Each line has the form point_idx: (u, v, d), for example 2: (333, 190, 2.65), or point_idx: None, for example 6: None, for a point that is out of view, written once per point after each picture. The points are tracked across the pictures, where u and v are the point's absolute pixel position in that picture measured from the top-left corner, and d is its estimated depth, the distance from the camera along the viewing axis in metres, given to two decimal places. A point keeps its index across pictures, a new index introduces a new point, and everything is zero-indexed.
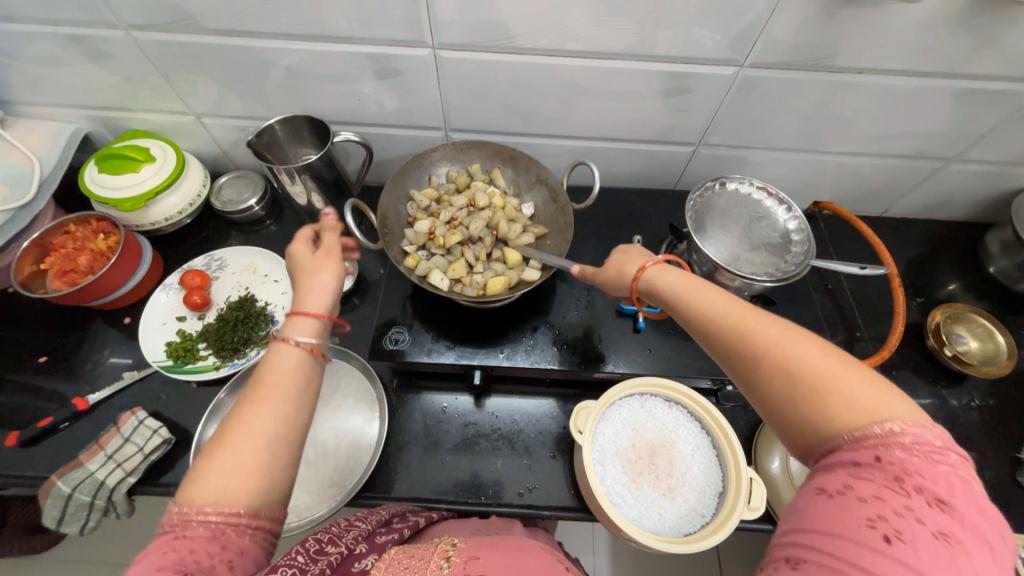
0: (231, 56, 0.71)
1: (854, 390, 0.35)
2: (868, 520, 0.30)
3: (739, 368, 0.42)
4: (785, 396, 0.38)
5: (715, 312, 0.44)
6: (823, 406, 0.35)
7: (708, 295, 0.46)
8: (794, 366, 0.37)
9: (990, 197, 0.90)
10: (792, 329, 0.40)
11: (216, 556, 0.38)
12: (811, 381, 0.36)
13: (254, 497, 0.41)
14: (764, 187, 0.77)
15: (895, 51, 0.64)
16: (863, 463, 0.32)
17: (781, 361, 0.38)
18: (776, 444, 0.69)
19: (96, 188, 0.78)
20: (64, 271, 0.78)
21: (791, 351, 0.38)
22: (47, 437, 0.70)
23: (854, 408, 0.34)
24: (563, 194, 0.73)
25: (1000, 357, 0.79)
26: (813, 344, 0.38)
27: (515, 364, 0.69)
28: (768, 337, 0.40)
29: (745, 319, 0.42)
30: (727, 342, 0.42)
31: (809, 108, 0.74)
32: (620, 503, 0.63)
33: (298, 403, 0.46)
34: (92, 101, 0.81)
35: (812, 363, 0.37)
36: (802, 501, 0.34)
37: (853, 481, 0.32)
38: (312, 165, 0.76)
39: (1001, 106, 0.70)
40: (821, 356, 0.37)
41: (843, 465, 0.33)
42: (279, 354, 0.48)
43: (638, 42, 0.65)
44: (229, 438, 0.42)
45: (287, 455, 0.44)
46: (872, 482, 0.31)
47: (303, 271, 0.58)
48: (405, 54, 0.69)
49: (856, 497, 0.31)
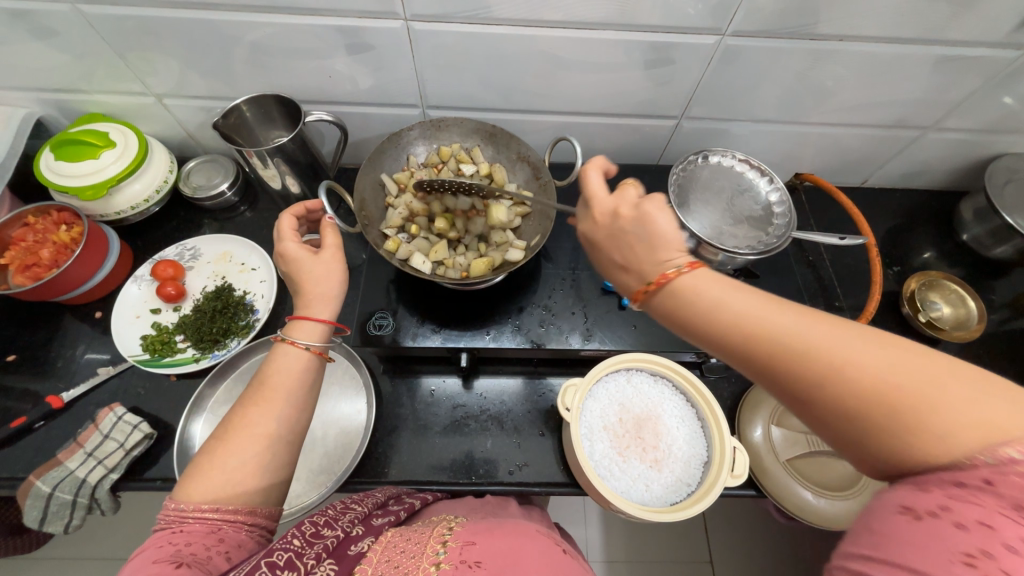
0: (190, 31, 0.67)
1: (956, 415, 0.29)
2: (965, 556, 0.25)
3: (800, 395, 0.35)
4: (867, 431, 0.32)
5: (758, 328, 0.36)
6: (919, 443, 0.30)
7: (744, 303, 0.38)
8: (874, 396, 0.31)
9: (965, 165, 0.91)
10: (858, 340, 0.33)
11: (211, 548, 0.40)
12: (896, 411, 0.31)
13: (252, 496, 0.45)
14: (745, 159, 0.77)
15: (876, 17, 0.63)
16: (969, 485, 0.27)
17: (857, 391, 0.32)
18: (758, 414, 0.71)
19: (53, 177, 0.74)
20: (26, 265, 0.74)
21: (866, 373, 0.32)
22: (22, 437, 0.68)
23: (958, 433, 0.28)
24: (546, 171, 0.70)
25: (970, 322, 0.82)
26: (889, 357, 0.32)
27: (502, 345, 0.69)
28: (832, 357, 0.33)
29: (796, 336, 0.35)
30: (779, 367, 0.35)
31: (791, 77, 0.73)
32: (609, 477, 0.64)
33: (299, 409, 0.50)
34: (41, 83, 0.76)
35: (887, 383, 0.31)
36: (879, 520, 0.29)
37: (952, 503, 0.27)
38: (284, 147, 0.73)
39: (979, 73, 0.70)
40: (904, 371, 0.31)
41: (941, 485, 0.28)
42: (286, 357, 0.52)
43: (617, 11, 0.63)
44: (232, 438, 0.46)
45: (283, 458, 0.48)
46: (980, 507, 0.26)
47: (308, 276, 0.58)
48: (376, 26, 0.65)
49: (955, 524, 0.26)
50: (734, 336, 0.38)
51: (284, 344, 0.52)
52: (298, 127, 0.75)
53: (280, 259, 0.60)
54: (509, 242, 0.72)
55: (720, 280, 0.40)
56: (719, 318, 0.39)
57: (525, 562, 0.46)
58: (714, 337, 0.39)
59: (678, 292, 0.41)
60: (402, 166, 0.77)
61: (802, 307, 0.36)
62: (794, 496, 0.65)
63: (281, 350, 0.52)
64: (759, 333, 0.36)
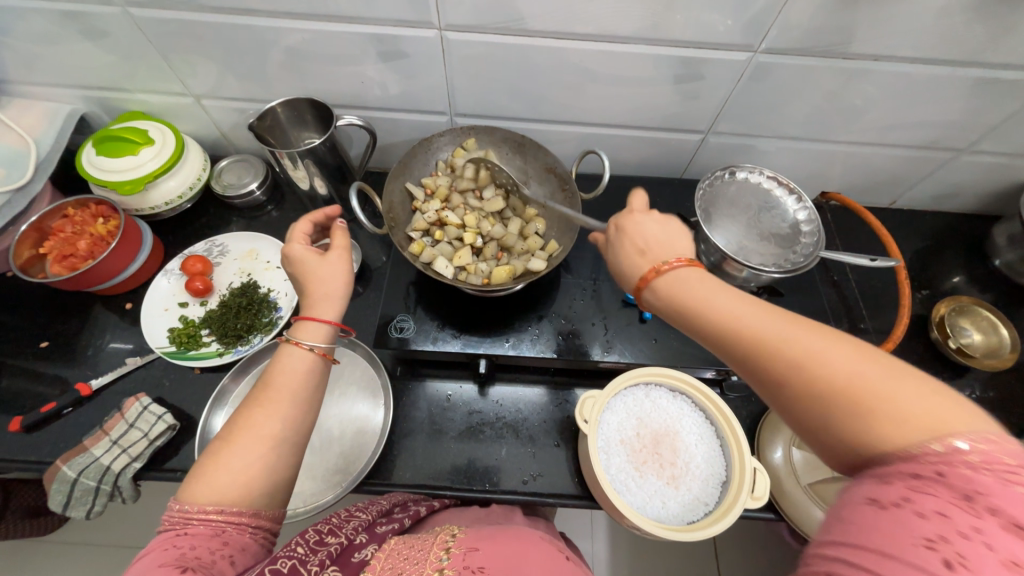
0: (231, 35, 0.69)
1: (899, 399, 0.32)
2: (925, 540, 0.27)
3: (768, 378, 0.39)
4: (821, 405, 0.35)
5: (725, 314, 0.43)
6: (868, 421, 0.33)
7: (724, 296, 0.44)
8: (829, 377, 0.35)
9: (999, 188, 0.89)
10: (827, 334, 0.37)
11: (217, 552, 0.41)
12: (851, 392, 0.34)
13: (255, 498, 0.45)
14: (773, 176, 0.76)
15: (912, 37, 0.62)
16: (923, 476, 0.29)
17: (815, 370, 0.36)
18: (778, 435, 0.69)
19: (94, 171, 0.76)
20: (64, 255, 0.77)
21: (820, 361, 0.36)
22: (51, 422, 0.70)
23: (907, 420, 0.32)
24: (572, 183, 0.71)
25: (1002, 350, 0.80)
26: (848, 350, 0.36)
27: (521, 353, 0.69)
28: (795, 342, 0.38)
29: (764, 324, 0.40)
30: (750, 349, 0.40)
31: (821, 96, 0.73)
32: (625, 492, 0.64)
33: (302, 410, 0.50)
34: (87, 81, 0.79)
35: (851, 375, 0.34)
36: (847, 510, 0.31)
37: (913, 495, 0.29)
38: (315, 149, 0.74)
39: (1016, 97, 0.69)
40: (852, 359, 0.35)
41: (901, 477, 0.30)
42: (290, 357, 0.52)
43: (649, 25, 0.63)
44: (238, 438, 0.46)
45: (287, 460, 0.48)
46: (935, 497, 0.28)
47: (314, 277, 0.59)
48: (411, 35, 0.67)
49: (916, 513, 0.28)
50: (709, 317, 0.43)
51: (288, 344, 0.53)
52: (330, 130, 0.76)
53: (287, 261, 0.61)
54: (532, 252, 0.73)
55: (704, 276, 0.46)
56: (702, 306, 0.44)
57: (529, 567, 0.46)
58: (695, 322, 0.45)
59: (674, 281, 0.47)
60: (430, 172, 0.78)
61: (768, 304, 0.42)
62: (815, 522, 0.63)
63: (286, 350, 0.53)
64: (732, 318, 0.42)
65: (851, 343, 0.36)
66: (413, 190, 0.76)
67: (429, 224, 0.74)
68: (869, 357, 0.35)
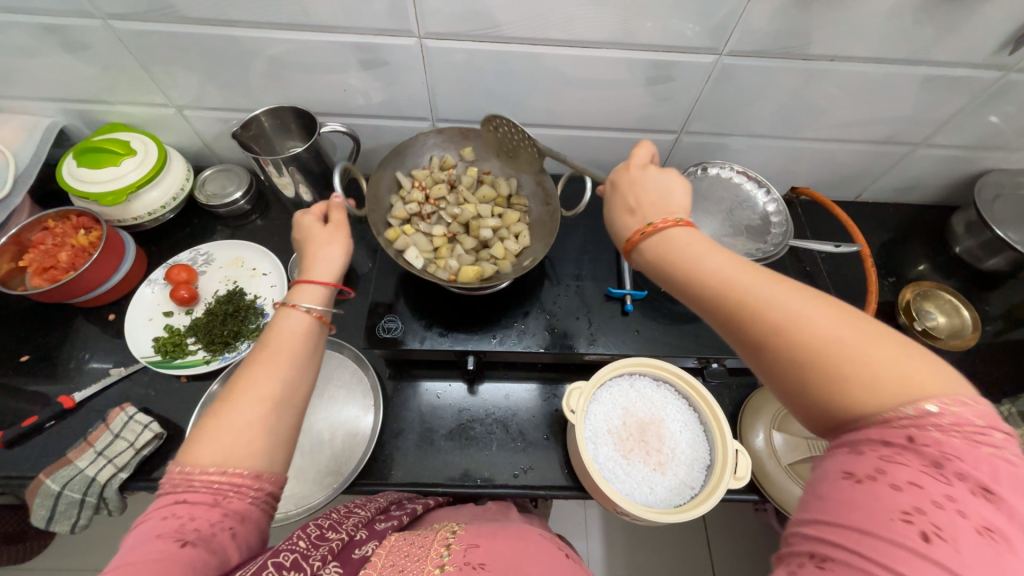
0: (214, 46, 0.70)
1: (882, 367, 0.32)
2: (902, 514, 0.28)
3: (748, 343, 0.39)
4: (804, 372, 0.35)
5: (713, 281, 0.41)
6: (848, 388, 0.33)
7: (714, 261, 0.42)
8: (809, 341, 0.35)
9: (954, 180, 0.94)
10: (813, 298, 0.36)
11: (216, 524, 0.40)
12: (832, 359, 0.34)
13: (258, 459, 0.44)
14: (742, 171, 0.79)
15: (863, 39, 0.67)
16: (894, 444, 0.30)
17: (798, 336, 0.35)
18: (759, 419, 0.72)
19: (74, 182, 0.76)
20: (44, 267, 0.76)
21: (801, 324, 0.35)
22: (32, 436, 0.69)
23: (883, 385, 0.32)
24: (556, 200, 0.72)
25: (965, 330, 0.84)
26: (830, 312, 0.35)
27: (508, 348, 0.71)
28: (773, 302, 0.37)
29: (744, 282, 0.39)
30: (735, 314, 0.39)
31: (784, 95, 0.77)
32: (613, 480, 0.65)
33: (300, 376, 0.49)
34: (67, 93, 0.79)
35: (834, 341, 0.34)
36: (826, 487, 0.32)
37: (886, 466, 0.30)
38: (299, 156, 0.75)
39: (962, 93, 0.74)
40: (835, 324, 0.35)
41: (872, 446, 0.31)
42: (289, 320, 0.52)
43: (620, 31, 0.67)
44: (237, 400, 0.45)
45: (287, 422, 0.47)
46: (907, 467, 0.30)
47: (314, 243, 0.60)
48: (392, 43, 0.69)
49: (889, 484, 0.29)
50: (699, 284, 0.42)
51: (285, 308, 0.52)
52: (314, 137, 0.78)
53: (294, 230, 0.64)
54: (503, 260, 0.74)
55: (697, 238, 0.45)
56: (694, 273, 0.43)
57: (528, 566, 0.47)
58: (688, 291, 0.43)
59: (662, 242, 0.46)
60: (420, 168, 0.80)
61: (756, 266, 0.41)
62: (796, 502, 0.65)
63: (284, 313, 0.52)
64: (714, 279, 0.41)
65: (836, 304, 0.36)
66: (402, 180, 0.78)
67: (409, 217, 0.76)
68: (852, 319, 0.35)
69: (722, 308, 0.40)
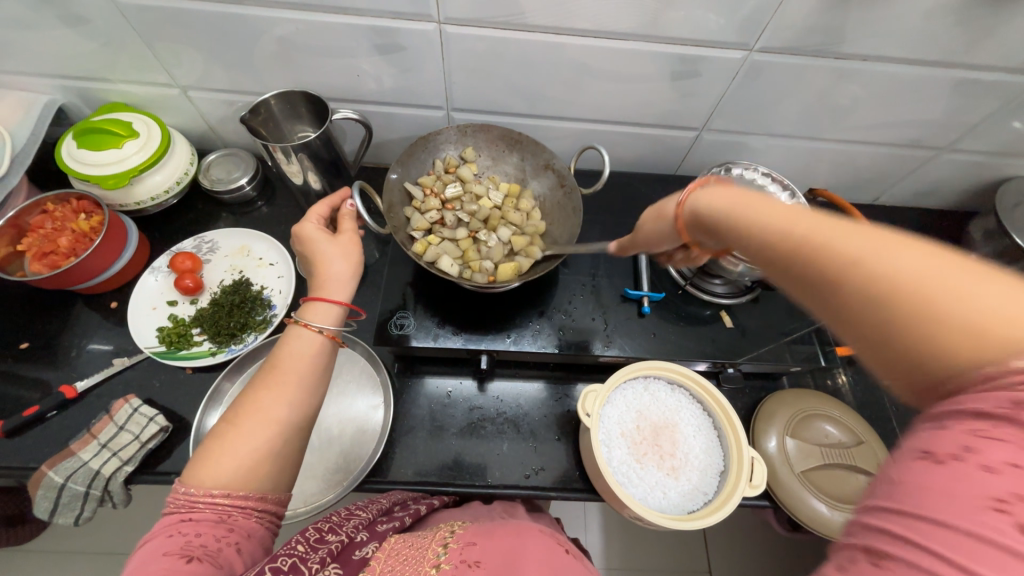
0: (222, 25, 0.67)
1: (984, 310, 0.26)
2: (994, 501, 0.23)
3: (809, 294, 0.33)
4: (876, 320, 0.29)
5: (757, 229, 0.36)
6: (939, 339, 0.27)
7: (755, 205, 0.37)
8: (884, 284, 0.28)
9: (974, 186, 0.93)
10: (882, 233, 0.30)
11: (222, 539, 0.40)
12: (913, 303, 0.27)
13: (264, 482, 0.43)
14: (768, 173, 0.78)
15: (898, 39, 0.64)
16: (993, 416, 0.25)
17: (866, 277, 0.29)
18: (772, 425, 0.71)
19: (75, 164, 0.73)
20: (44, 253, 0.73)
21: (869, 266, 0.29)
22: (34, 427, 0.67)
23: (986, 328, 0.25)
24: (571, 179, 0.73)
25: None
26: (905, 250, 0.29)
27: (522, 348, 0.69)
28: (834, 243, 0.31)
29: (790, 225, 0.34)
30: (789, 259, 0.34)
31: (812, 94, 0.74)
32: (627, 484, 0.64)
33: (309, 394, 0.48)
34: (65, 70, 0.75)
35: (910, 282, 0.28)
36: (897, 471, 0.27)
37: (977, 443, 0.24)
38: (310, 143, 0.73)
39: (994, 98, 0.72)
40: (915, 262, 0.28)
41: (962, 419, 0.26)
42: (297, 339, 0.50)
43: (649, 22, 0.64)
44: (243, 421, 0.44)
45: (294, 443, 0.46)
46: (1005, 444, 0.23)
47: (323, 256, 0.58)
48: (409, 27, 0.66)
49: (980, 466, 0.23)
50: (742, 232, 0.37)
51: (297, 327, 0.51)
52: (325, 124, 0.75)
53: (297, 240, 0.60)
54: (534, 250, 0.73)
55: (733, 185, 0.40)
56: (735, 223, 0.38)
57: (534, 563, 0.45)
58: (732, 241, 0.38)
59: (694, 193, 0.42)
60: (427, 170, 0.78)
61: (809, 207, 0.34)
62: (808, 508, 0.65)
63: (295, 333, 0.51)
64: (756, 227, 0.36)
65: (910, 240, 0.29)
66: (411, 190, 0.75)
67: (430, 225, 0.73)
68: (934, 255, 0.28)
69: (772, 254, 0.35)
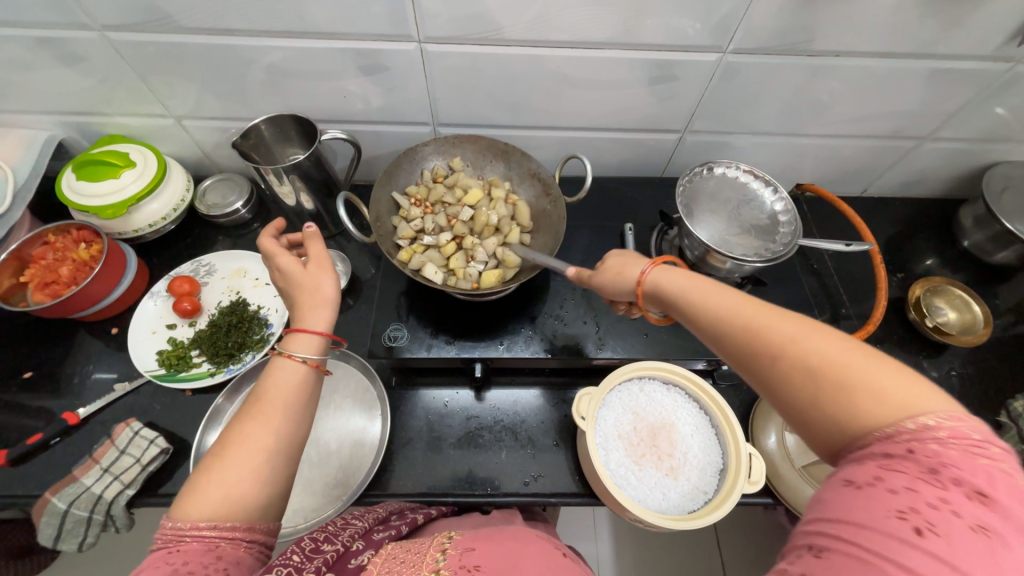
0: (211, 55, 0.69)
1: (882, 386, 0.34)
2: (898, 511, 0.29)
3: (757, 368, 0.40)
4: (806, 387, 0.37)
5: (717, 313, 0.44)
6: (853, 405, 0.34)
7: (715, 293, 0.45)
8: (814, 361, 0.36)
9: (961, 174, 0.93)
10: (810, 324, 0.39)
11: (209, 567, 0.39)
12: (836, 376, 0.35)
13: (251, 512, 0.43)
14: (749, 170, 0.79)
15: (868, 34, 0.66)
16: (894, 455, 0.31)
17: (799, 355, 0.37)
18: (770, 421, 0.71)
19: (73, 196, 0.75)
20: (45, 283, 0.75)
21: (802, 346, 0.37)
22: (37, 454, 0.68)
23: (884, 398, 0.33)
24: (556, 187, 0.74)
25: (977, 326, 0.82)
26: (828, 337, 0.37)
27: (515, 354, 0.70)
28: (777, 327, 0.39)
29: (744, 311, 0.42)
30: (740, 338, 0.41)
31: (789, 92, 0.76)
32: (625, 486, 0.64)
33: (297, 422, 0.49)
34: (65, 107, 0.78)
35: (832, 360, 0.36)
36: (828, 493, 0.33)
37: (883, 473, 0.31)
38: (300, 164, 0.75)
39: (970, 85, 0.73)
40: (836, 347, 0.36)
41: (874, 457, 0.32)
42: (280, 371, 0.50)
43: (622, 30, 0.66)
44: (230, 452, 0.44)
45: (282, 472, 0.46)
46: (904, 474, 0.30)
47: (300, 286, 0.58)
48: (391, 48, 0.68)
49: (887, 489, 0.30)
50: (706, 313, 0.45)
51: (280, 358, 0.51)
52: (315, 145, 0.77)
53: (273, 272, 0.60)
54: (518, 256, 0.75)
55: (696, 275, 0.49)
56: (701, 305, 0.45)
57: (526, 564, 0.45)
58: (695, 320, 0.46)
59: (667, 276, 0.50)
60: (415, 180, 0.80)
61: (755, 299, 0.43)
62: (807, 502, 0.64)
63: (277, 364, 0.51)
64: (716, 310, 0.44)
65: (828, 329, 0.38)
66: (399, 200, 0.77)
67: (416, 233, 0.75)
68: (846, 342, 0.37)
69: (728, 333, 0.42)
